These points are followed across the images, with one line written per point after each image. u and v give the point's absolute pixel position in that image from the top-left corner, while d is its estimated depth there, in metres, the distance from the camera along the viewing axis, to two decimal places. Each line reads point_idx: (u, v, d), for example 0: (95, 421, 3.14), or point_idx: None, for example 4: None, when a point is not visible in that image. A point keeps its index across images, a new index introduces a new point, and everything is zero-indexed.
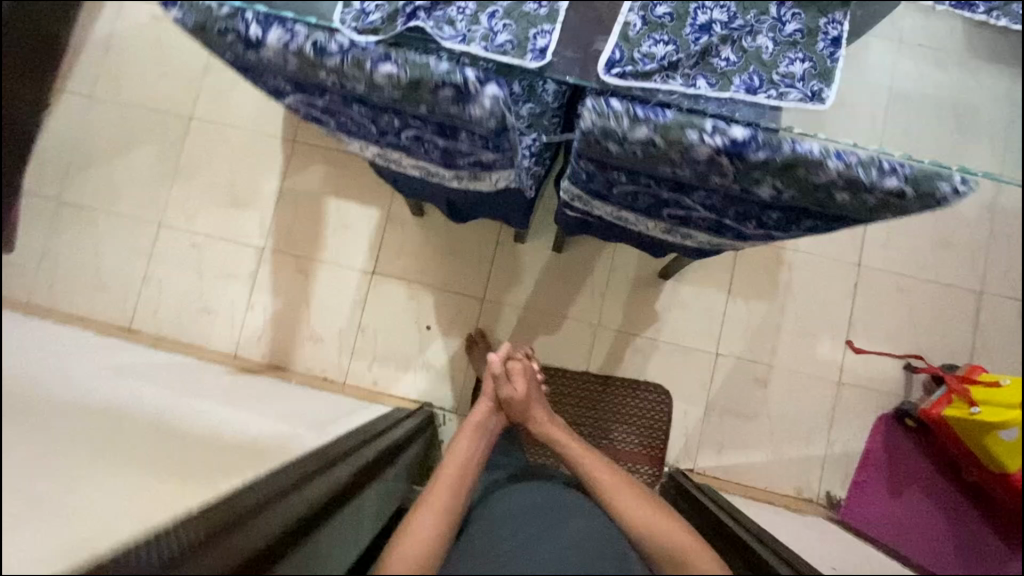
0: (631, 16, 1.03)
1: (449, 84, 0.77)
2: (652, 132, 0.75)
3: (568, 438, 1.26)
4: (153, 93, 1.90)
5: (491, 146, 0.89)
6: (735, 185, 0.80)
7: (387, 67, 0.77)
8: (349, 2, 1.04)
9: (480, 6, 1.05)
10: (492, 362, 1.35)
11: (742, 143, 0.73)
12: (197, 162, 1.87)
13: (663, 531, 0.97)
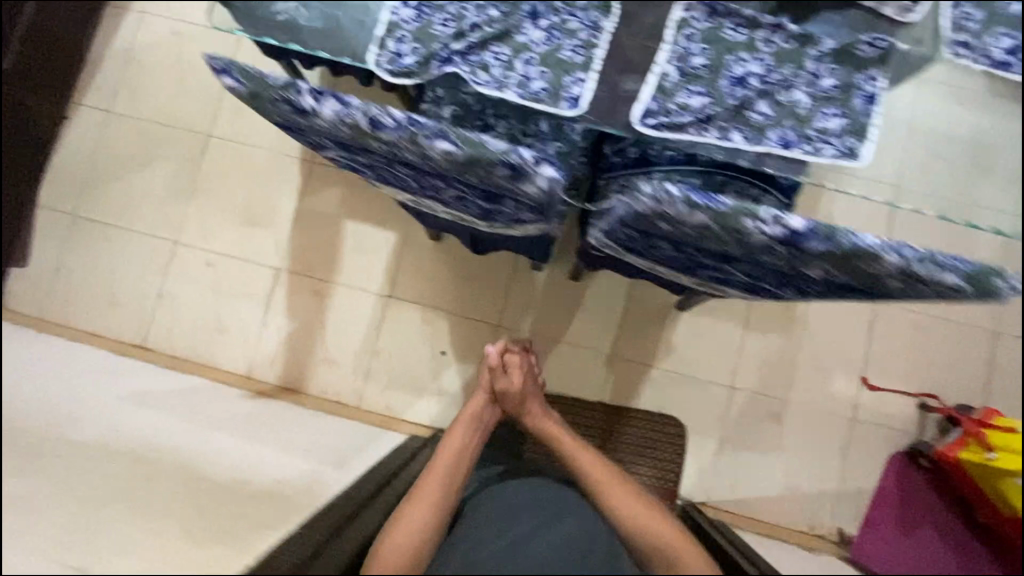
0: (667, 66, 1.03)
1: (507, 163, 0.73)
2: (709, 217, 0.74)
3: (562, 432, 1.26)
4: (170, 108, 1.89)
5: (535, 209, 0.87)
6: (787, 265, 0.80)
7: (444, 143, 0.72)
8: (385, 45, 1.05)
9: (515, 51, 1.04)
10: (490, 354, 1.35)
11: (801, 234, 0.72)
12: (213, 180, 1.86)
13: (665, 546, 1.00)
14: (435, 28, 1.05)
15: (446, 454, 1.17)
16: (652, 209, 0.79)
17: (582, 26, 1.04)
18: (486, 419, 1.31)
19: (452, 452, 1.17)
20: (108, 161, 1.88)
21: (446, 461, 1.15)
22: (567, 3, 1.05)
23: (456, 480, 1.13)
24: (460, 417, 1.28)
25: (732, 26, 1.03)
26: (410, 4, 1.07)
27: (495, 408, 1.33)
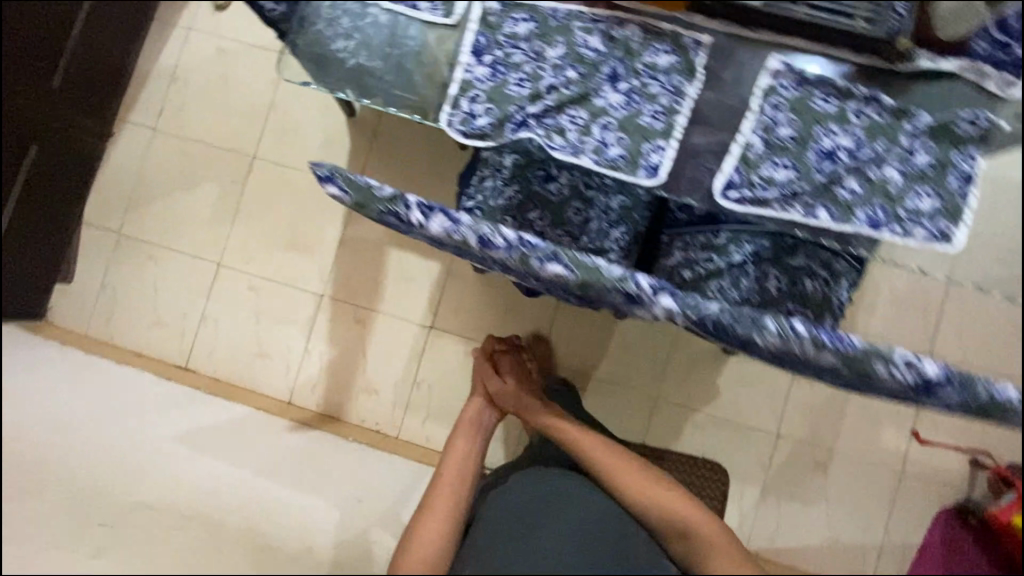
0: (752, 137, 0.98)
1: (620, 289, 0.80)
2: (838, 359, 0.77)
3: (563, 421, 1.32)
4: (216, 128, 1.88)
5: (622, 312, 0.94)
6: (903, 400, 0.82)
7: (556, 267, 0.80)
8: (458, 104, 1.03)
9: (592, 116, 1.00)
10: (480, 360, 1.50)
11: (933, 381, 0.75)
12: (257, 203, 1.85)
13: (687, 526, 1.11)
14: (510, 89, 1.02)
15: (454, 461, 1.27)
16: (774, 345, 0.79)
17: (663, 91, 1.00)
18: (487, 421, 1.41)
19: (458, 460, 1.27)
20: (153, 180, 1.88)
21: (455, 471, 1.24)
22: (649, 64, 1.00)
23: (465, 485, 1.21)
24: (461, 426, 1.38)
25: (823, 96, 0.98)
26: (483, 61, 1.03)
27: (492, 409, 1.43)
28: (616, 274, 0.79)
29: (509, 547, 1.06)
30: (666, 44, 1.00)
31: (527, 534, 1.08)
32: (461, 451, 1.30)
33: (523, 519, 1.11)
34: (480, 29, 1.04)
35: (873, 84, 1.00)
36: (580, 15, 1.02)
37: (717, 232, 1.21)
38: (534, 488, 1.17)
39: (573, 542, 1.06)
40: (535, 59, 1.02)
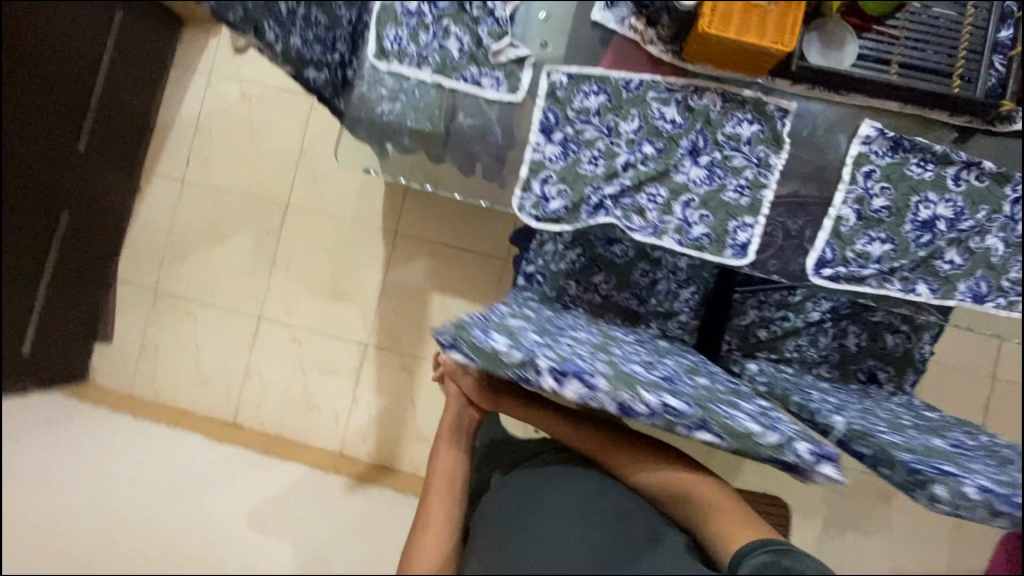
0: (845, 209, 0.93)
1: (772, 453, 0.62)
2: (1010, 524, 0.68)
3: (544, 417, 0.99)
4: (248, 177, 1.83)
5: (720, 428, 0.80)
6: None
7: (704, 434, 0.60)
8: (528, 186, 0.98)
9: (673, 193, 0.95)
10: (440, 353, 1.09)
11: None
12: (294, 253, 1.81)
13: (690, 496, 0.85)
14: (584, 167, 0.97)
15: (444, 478, 0.87)
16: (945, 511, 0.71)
17: (748, 163, 0.95)
18: (468, 423, 1.01)
19: (444, 473, 0.88)
20: (184, 236, 1.84)
21: (451, 485, 0.86)
22: (730, 135, 0.95)
23: (459, 496, 0.84)
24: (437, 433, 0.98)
25: (919, 162, 0.92)
26: (554, 139, 0.97)
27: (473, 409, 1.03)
28: (771, 442, 0.60)
29: (496, 546, 0.70)
30: (748, 113, 0.95)
31: (518, 518, 0.74)
32: (452, 468, 0.90)
33: (510, 504, 0.77)
34: (547, 104, 0.98)
35: (966, 146, 0.95)
36: (655, 85, 0.96)
37: (793, 289, 1.17)
38: (513, 483, 0.84)
39: (582, 528, 0.73)
40: (609, 134, 0.96)
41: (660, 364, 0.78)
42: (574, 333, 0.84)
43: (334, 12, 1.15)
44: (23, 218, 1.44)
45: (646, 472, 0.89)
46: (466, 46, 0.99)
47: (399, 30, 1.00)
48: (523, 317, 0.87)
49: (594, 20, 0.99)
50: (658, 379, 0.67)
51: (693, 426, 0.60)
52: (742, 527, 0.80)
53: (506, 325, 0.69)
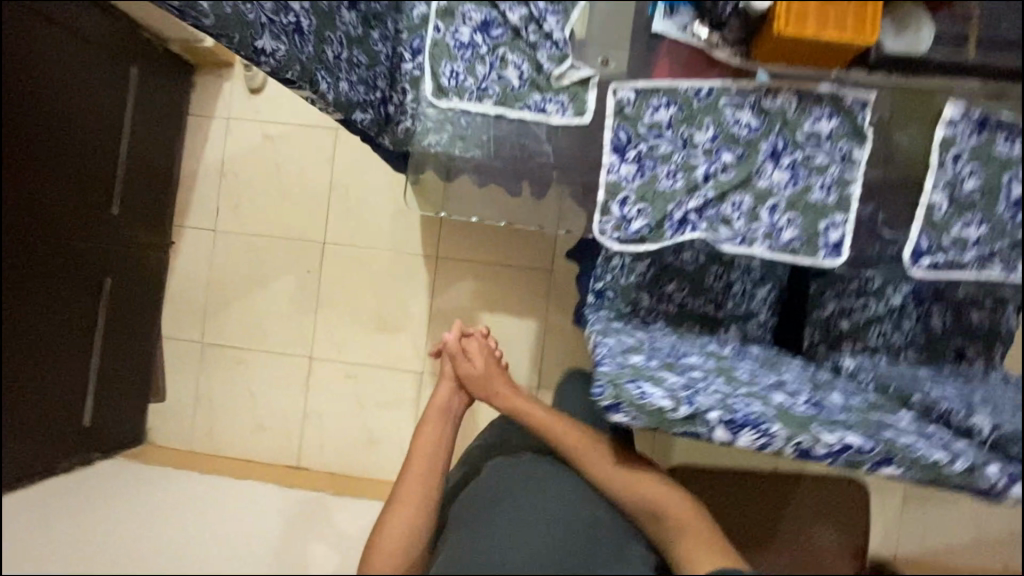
0: (937, 195, 0.91)
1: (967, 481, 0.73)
2: None
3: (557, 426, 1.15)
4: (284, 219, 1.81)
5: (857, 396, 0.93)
6: None
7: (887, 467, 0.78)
8: (607, 209, 0.96)
9: (758, 199, 0.93)
10: (446, 341, 1.29)
11: None
12: (340, 289, 1.80)
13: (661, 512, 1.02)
14: (663, 183, 0.94)
15: (425, 468, 1.06)
16: None
17: (831, 160, 0.92)
18: (460, 407, 1.23)
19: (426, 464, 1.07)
20: (225, 285, 1.82)
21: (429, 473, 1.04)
22: (810, 133, 0.92)
23: (435, 481, 1.02)
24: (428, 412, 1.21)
25: (1005, 136, 0.83)
26: (628, 158, 0.95)
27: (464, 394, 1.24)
28: (959, 470, 0.73)
29: (476, 517, 0.92)
30: (825, 108, 0.92)
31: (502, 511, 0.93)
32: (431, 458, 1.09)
33: (490, 501, 0.97)
34: (618, 123, 0.96)
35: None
36: (726, 91, 0.93)
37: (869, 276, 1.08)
38: (499, 474, 1.05)
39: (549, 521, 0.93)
40: (684, 146, 0.94)
41: (783, 382, 0.91)
42: (686, 349, 0.96)
43: (372, 49, 1.12)
44: (56, 288, 1.40)
45: (621, 485, 1.07)
46: (525, 73, 0.97)
47: (454, 64, 0.99)
48: (631, 335, 1.00)
49: (658, 31, 0.94)
50: (805, 412, 0.82)
51: (877, 460, 0.77)
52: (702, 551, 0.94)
53: (661, 380, 0.81)
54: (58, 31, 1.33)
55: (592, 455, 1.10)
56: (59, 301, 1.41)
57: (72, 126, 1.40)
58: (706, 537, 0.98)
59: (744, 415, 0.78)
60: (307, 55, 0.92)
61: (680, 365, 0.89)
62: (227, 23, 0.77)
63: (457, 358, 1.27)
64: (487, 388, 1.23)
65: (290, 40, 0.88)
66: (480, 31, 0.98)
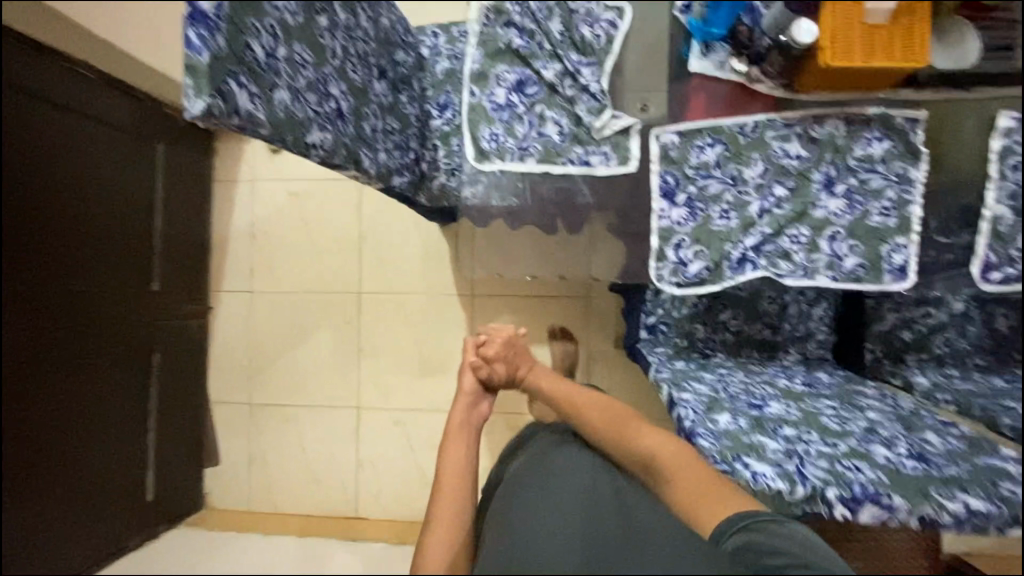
0: (1000, 206, 0.77)
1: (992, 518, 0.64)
2: None
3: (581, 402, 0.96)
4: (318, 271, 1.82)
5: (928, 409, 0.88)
6: None
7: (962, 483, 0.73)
8: (663, 253, 0.95)
9: (817, 229, 0.92)
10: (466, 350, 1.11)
11: None
12: (381, 337, 1.81)
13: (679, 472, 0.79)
14: (717, 224, 0.94)
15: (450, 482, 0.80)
16: None
17: (887, 183, 0.91)
18: (480, 420, 1.02)
19: (453, 477, 0.83)
20: (266, 344, 1.81)
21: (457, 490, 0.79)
22: (862, 159, 0.91)
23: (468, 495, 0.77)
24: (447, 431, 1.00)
25: None
26: (678, 202, 0.95)
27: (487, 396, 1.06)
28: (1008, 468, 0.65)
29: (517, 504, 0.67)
30: (877, 131, 0.91)
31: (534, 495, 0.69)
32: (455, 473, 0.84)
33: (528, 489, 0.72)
34: (663, 167, 0.94)
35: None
36: (771, 124, 0.92)
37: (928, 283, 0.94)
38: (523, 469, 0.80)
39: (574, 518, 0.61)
40: (735, 184, 0.93)
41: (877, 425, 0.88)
42: (763, 392, 1.02)
43: (401, 111, 1.10)
44: (100, 368, 1.47)
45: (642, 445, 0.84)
46: (566, 129, 0.96)
47: (493, 128, 0.98)
48: (700, 377, 1.04)
49: (695, 71, 0.93)
50: (923, 470, 0.76)
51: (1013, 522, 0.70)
52: (708, 505, 0.73)
53: (766, 453, 0.84)
54: (66, 117, 1.36)
55: (595, 415, 0.93)
56: (100, 380, 1.47)
57: (94, 207, 1.44)
58: (721, 488, 0.77)
59: (860, 488, 0.78)
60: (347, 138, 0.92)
61: (770, 422, 0.89)
62: (280, 128, 0.76)
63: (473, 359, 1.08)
64: (511, 376, 1.07)
65: (333, 126, 0.88)
66: (515, 91, 0.97)
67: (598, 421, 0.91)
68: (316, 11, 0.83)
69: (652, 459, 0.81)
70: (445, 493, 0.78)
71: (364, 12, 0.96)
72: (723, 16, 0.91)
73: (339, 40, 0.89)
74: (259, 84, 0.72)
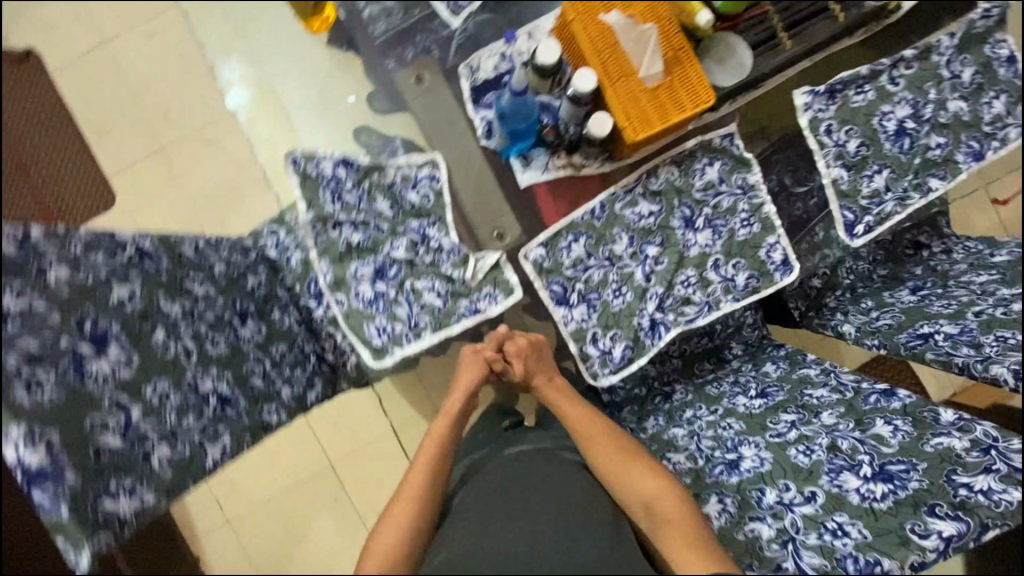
0: (836, 169, 0.97)
1: (973, 492, 0.68)
2: None
3: (590, 426, 0.81)
4: (274, 454, 1.47)
5: (884, 392, 0.82)
6: None
7: (955, 525, 0.67)
8: (585, 351, 0.96)
9: (700, 266, 0.96)
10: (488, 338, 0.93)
11: None
12: (379, 505, 1.47)
13: (665, 509, 0.70)
14: (616, 303, 0.96)
15: (416, 476, 0.74)
16: None
17: (736, 198, 0.96)
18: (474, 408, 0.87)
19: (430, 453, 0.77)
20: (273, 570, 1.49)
21: (423, 481, 0.73)
22: (705, 187, 0.97)
23: (438, 485, 0.74)
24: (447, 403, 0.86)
25: (855, 90, 0.97)
26: (575, 302, 0.97)
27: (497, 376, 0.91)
28: (966, 448, 0.70)
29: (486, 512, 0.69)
30: (705, 158, 0.97)
31: (507, 499, 0.70)
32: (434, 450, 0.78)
33: (501, 489, 0.72)
34: (546, 280, 0.97)
35: (882, 47, 1.00)
36: (615, 197, 0.96)
37: (815, 242, 0.99)
38: (496, 474, 0.75)
39: (539, 527, 0.66)
40: (613, 263, 0.96)
41: (837, 439, 0.79)
42: (731, 434, 0.88)
43: (282, 329, 0.98)
44: None
45: (635, 481, 0.73)
46: (442, 290, 0.95)
47: (376, 321, 0.94)
48: (672, 433, 0.94)
49: (527, 184, 0.97)
50: (892, 503, 0.71)
51: (977, 535, 0.66)
52: (688, 555, 0.64)
53: (766, 554, 0.75)
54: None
55: (598, 438, 0.79)
56: None
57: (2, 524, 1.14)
58: (707, 542, 0.66)
59: (854, 562, 0.69)
60: (245, 424, 0.85)
61: (752, 490, 0.80)
62: (176, 484, 0.75)
63: (473, 363, 0.90)
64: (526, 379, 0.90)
65: (225, 423, 0.83)
66: (378, 280, 0.94)
67: (601, 457, 0.77)
68: (145, 334, 0.75)
69: (644, 500, 0.72)
70: (408, 491, 0.72)
71: (196, 280, 0.85)
72: (527, 130, 0.93)
73: (185, 334, 0.80)
74: (132, 474, 0.71)
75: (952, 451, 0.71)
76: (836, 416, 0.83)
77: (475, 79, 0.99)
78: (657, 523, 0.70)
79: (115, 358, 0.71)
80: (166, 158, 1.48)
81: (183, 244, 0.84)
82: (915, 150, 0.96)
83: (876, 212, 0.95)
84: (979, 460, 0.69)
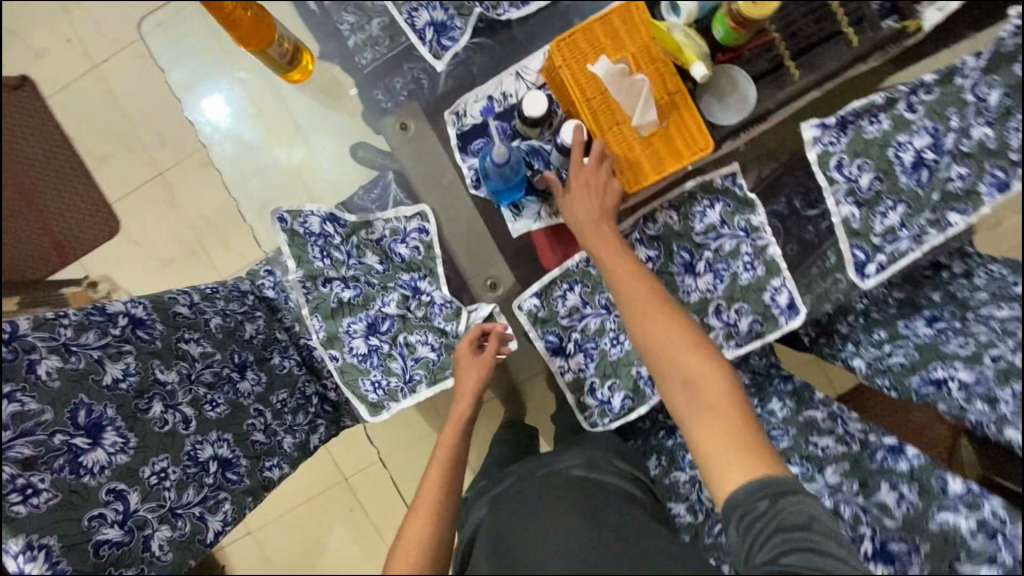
0: (846, 207, 0.92)
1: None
2: None
3: (644, 288, 0.76)
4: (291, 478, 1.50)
5: (893, 450, 0.79)
6: None
7: None
8: (581, 400, 0.94)
9: (701, 312, 0.92)
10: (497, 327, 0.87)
11: None
12: (393, 521, 1.49)
13: (712, 386, 0.66)
14: (614, 353, 0.93)
15: (428, 489, 0.69)
16: None
17: (738, 240, 0.92)
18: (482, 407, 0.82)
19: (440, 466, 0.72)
20: None
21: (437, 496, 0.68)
22: (705, 231, 0.93)
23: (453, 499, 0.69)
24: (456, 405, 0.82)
25: (868, 120, 0.91)
26: (572, 352, 0.95)
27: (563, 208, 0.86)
28: (972, 532, 0.70)
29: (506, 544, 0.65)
30: (705, 199, 0.93)
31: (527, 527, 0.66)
32: (440, 464, 0.71)
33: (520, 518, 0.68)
34: (541, 330, 0.95)
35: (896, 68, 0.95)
36: None
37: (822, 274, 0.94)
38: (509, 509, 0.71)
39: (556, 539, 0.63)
40: (609, 311, 0.94)
41: (840, 505, 0.77)
42: None
43: (282, 375, 0.98)
44: None
45: (684, 359, 0.69)
46: (436, 343, 0.94)
47: (372, 376, 0.92)
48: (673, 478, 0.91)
49: (520, 233, 0.95)
50: None
51: None
52: (733, 456, 0.61)
53: None
54: None
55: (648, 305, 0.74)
56: None
57: None
58: (754, 435, 0.63)
59: None
60: (246, 487, 0.86)
61: None
62: (179, 563, 0.78)
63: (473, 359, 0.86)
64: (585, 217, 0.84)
65: (225, 492, 0.83)
66: (372, 334, 0.93)
67: (652, 326, 0.72)
68: (142, 412, 0.75)
69: (689, 380, 0.67)
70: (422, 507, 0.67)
71: (192, 340, 0.84)
72: (519, 183, 0.90)
73: (182, 404, 0.80)
74: (133, 560, 0.73)
75: (958, 533, 0.71)
76: (840, 475, 0.80)
77: (463, 125, 0.97)
78: (699, 405, 0.65)
79: (112, 445, 0.72)
80: (171, 199, 1.46)
81: (176, 304, 0.85)
82: (933, 185, 0.88)
83: (890, 253, 0.89)
84: (985, 547, 0.69)
